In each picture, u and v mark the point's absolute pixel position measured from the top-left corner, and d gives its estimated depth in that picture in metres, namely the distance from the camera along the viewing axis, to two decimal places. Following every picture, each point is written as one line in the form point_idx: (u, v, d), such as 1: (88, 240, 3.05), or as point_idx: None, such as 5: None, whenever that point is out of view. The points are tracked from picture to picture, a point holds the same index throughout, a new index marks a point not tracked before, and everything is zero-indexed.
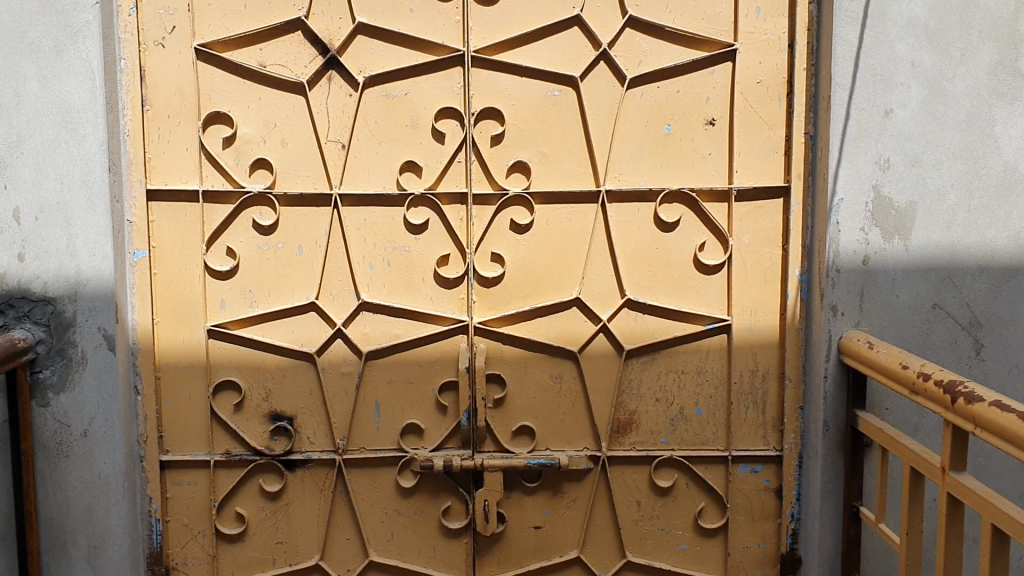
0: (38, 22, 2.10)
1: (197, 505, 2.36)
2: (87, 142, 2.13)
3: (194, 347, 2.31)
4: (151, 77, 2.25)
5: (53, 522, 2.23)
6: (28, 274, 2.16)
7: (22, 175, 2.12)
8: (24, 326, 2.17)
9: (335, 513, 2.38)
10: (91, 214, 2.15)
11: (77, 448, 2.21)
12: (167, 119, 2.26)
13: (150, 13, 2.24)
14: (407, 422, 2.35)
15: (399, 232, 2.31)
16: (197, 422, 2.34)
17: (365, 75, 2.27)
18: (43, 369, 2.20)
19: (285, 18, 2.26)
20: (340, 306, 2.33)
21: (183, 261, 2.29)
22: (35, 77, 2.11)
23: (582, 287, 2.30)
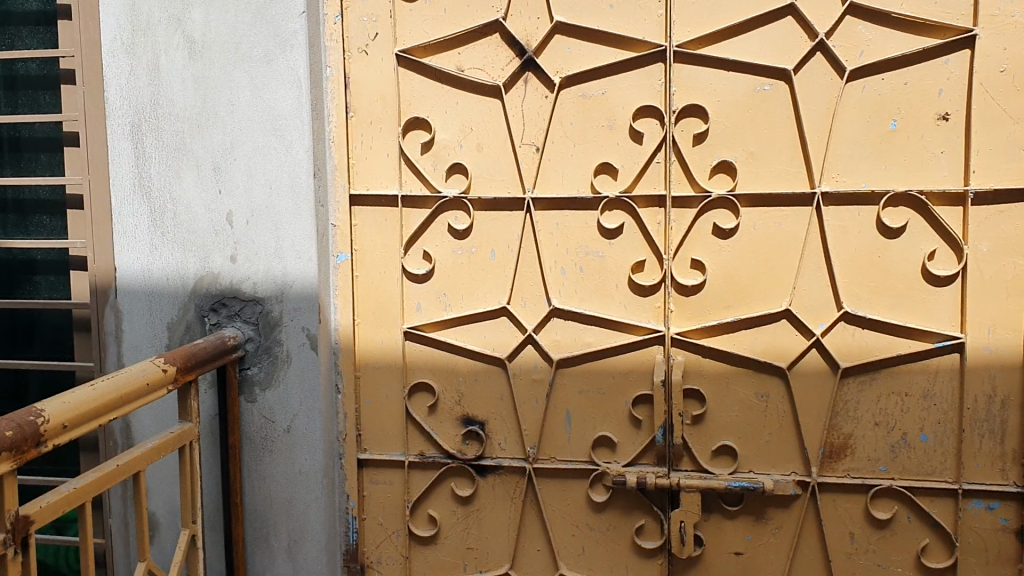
0: (251, 33, 2.20)
1: (392, 505, 2.39)
2: (294, 148, 2.21)
3: (392, 348, 2.33)
4: (355, 84, 2.29)
5: (258, 513, 2.33)
6: (240, 275, 2.27)
7: (236, 180, 2.24)
8: (235, 324, 2.28)
9: (526, 522, 2.34)
10: (297, 217, 2.22)
11: (280, 442, 2.30)
12: (370, 125, 2.30)
13: (355, 20, 2.28)
14: (600, 434, 2.27)
15: (595, 236, 2.24)
16: (392, 422, 2.36)
17: (562, 75, 2.21)
18: (251, 366, 2.29)
19: (483, 20, 2.24)
20: (533, 311, 2.28)
21: (382, 264, 2.32)
22: (248, 86, 2.21)
23: (792, 298, 2.14)
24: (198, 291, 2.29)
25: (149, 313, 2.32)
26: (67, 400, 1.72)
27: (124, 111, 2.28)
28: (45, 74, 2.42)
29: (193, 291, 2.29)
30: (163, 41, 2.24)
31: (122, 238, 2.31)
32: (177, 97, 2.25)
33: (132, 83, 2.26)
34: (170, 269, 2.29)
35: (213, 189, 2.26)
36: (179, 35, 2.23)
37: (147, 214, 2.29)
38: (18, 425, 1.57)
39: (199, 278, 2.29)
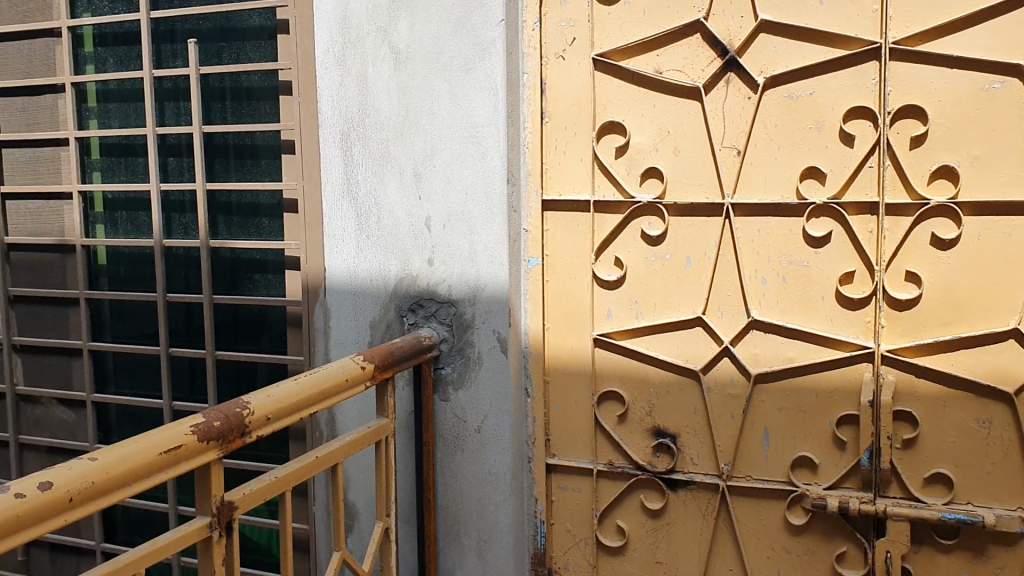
0: (451, 43, 2.29)
1: (580, 512, 2.37)
2: (489, 154, 2.27)
3: (582, 355, 2.32)
4: (552, 89, 2.30)
5: (450, 511, 2.39)
6: (436, 277, 2.36)
7: (434, 186, 2.34)
8: (431, 324, 2.37)
9: (717, 540, 2.26)
10: (491, 221, 2.28)
11: (471, 442, 2.35)
12: (565, 130, 2.29)
13: (553, 25, 2.28)
14: (800, 455, 2.15)
15: (798, 245, 2.12)
16: (582, 429, 2.34)
17: (766, 75, 2.12)
18: (445, 366, 2.36)
19: (683, 21, 2.18)
20: (729, 322, 2.20)
21: (574, 269, 2.31)
22: (448, 95, 2.31)
23: (1022, 316, 1.94)
24: (397, 291, 2.42)
25: (353, 312, 2.49)
26: (272, 392, 1.85)
27: (334, 121, 2.45)
28: (265, 85, 2.58)
29: (393, 292, 2.42)
30: (372, 53, 2.39)
31: (331, 240, 2.48)
32: (383, 106, 2.39)
33: (343, 94, 2.43)
34: (373, 271, 2.44)
35: (413, 195, 2.37)
36: (386, 46, 2.37)
37: (353, 217, 2.45)
38: (225, 416, 1.72)
39: (399, 278, 2.42)
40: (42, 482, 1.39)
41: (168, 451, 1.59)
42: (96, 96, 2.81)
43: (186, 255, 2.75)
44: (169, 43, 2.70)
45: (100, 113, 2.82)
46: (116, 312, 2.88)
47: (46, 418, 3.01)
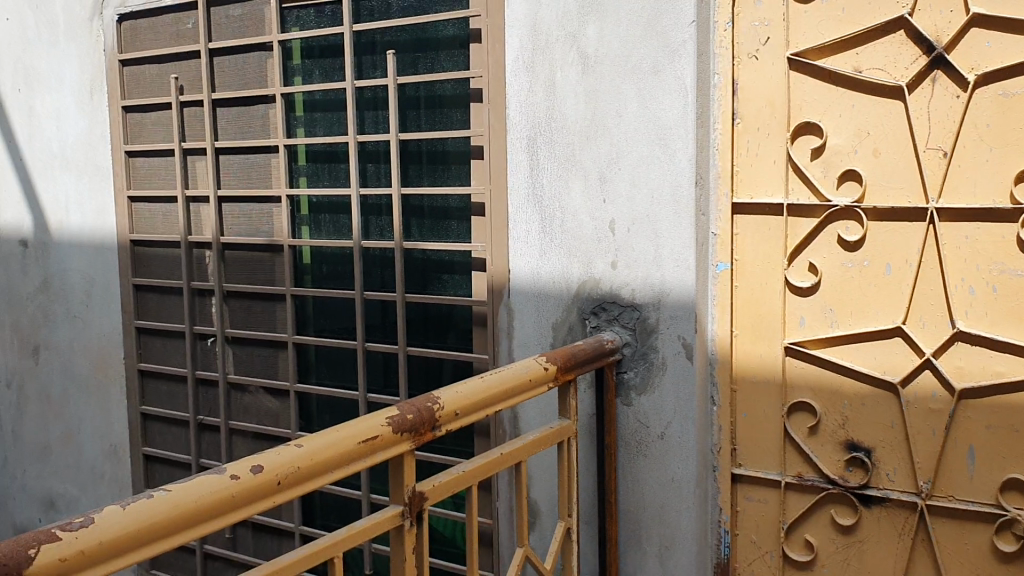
0: (640, 46, 2.29)
1: (766, 524, 2.31)
2: (677, 157, 2.25)
3: (771, 363, 2.26)
4: (744, 90, 2.25)
5: (632, 515, 2.40)
6: (620, 281, 2.37)
7: (619, 189, 2.35)
8: (614, 328, 2.38)
9: (914, 562, 2.15)
10: (678, 226, 2.26)
11: (654, 448, 2.35)
12: (757, 131, 2.24)
13: (746, 25, 2.24)
14: (1010, 477, 2.01)
15: (1011, 253, 1.98)
16: (770, 439, 2.28)
17: (978, 72, 1.99)
18: (628, 370, 2.37)
19: (887, 17, 2.07)
20: (931, 333, 2.08)
21: (764, 274, 2.25)
22: (636, 98, 2.31)
23: None
24: (580, 294, 2.45)
25: (536, 313, 2.54)
26: (461, 389, 1.91)
27: (522, 125, 2.51)
28: (458, 92, 2.66)
29: (576, 294, 2.46)
30: (560, 57, 2.43)
31: (516, 243, 2.55)
32: (570, 111, 2.42)
33: (531, 99, 2.49)
34: (557, 273, 2.48)
35: (598, 198, 2.40)
36: (575, 50, 2.40)
37: (538, 221, 2.50)
38: (417, 410, 1.79)
39: (582, 281, 2.44)
40: (254, 465, 1.50)
41: (366, 441, 1.68)
42: (303, 106, 3.00)
43: (382, 256, 2.88)
44: (369, 54, 2.83)
45: (306, 121, 3.00)
46: (317, 308, 3.05)
47: (254, 405, 3.25)
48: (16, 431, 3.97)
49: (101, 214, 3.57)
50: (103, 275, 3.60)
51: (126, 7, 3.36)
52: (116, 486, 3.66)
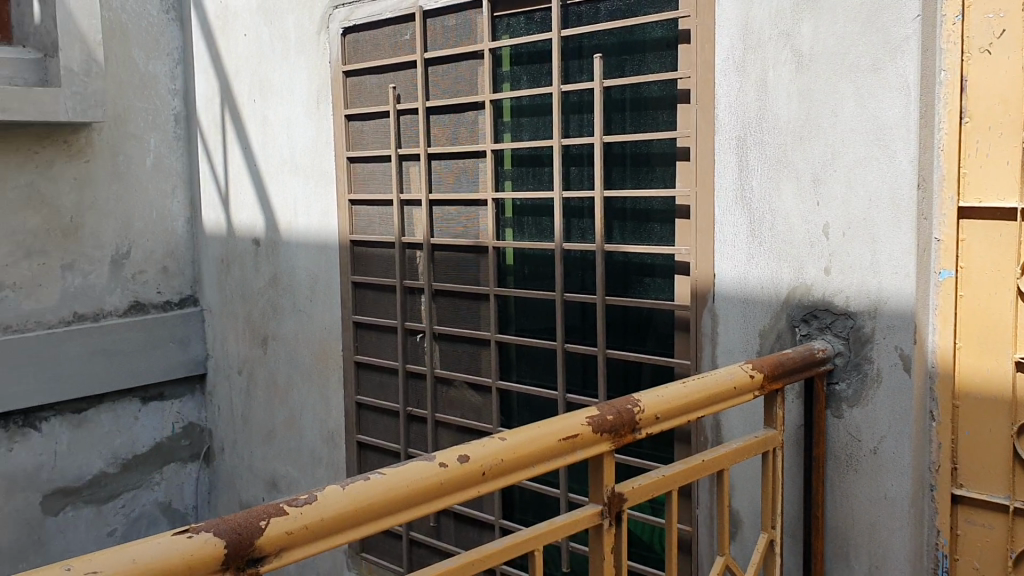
0: (859, 43, 2.20)
1: (991, 551, 2.16)
2: (898, 158, 2.14)
3: (1000, 379, 2.10)
4: (973, 87, 2.11)
5: (840, 530, 2.32)
6: (833, 288, 2.29)
7: (834, 192, 2.28)
8: (826, 336, 2.32)
9: None
10: (897, 231, 2.16)
11: (866, 463, 2.26)
12: (988, 130, 2.09)
13: (978, 18, 2.09)
14: None
15: None
16: (997, 461, 2.12)
17: None
18: (839, 381, 2.30)
19: None
20: None
21: (993, 284, 2.10)
22: (853, 97, 2.21)
23: None
24: (790, 300, 2.39)
25: (742, 319, 2.50)
26: (662, 392, 1.90)
27: (732, 126, 2.49)
28: (665, 95, 2.65)
29: (786, 300, 2.40)
30: (773, 57, 2.38)
31: (723, 246, 2.53)
32: (783, 110, 2.37)
33: (741, 100, 2.46)
34: (766, 278, 2.44)
35: (811, 201, 2.33)
36: (789, 49, 2.35)
37: (746, 223, 2.48)
38: (617, 411, 1.80)
39: (793, 287, 2.39)
40: (461, 454, 1.56)
41: (567, 438, 1.70)
42: (511, 111, 3.07)
43: (583, 258, 2.90)
44: (576, 59, 2.87)
45: (513, 126, 3.07)
46: (520, 308, 3.12)
47: (458, 399, 3.36)
48: (245, 415, 4.32)
49: (325, 216, 3.82)
50: (325, 273, 3.86)
51: (350, 21, 3.57)
52: (332, 470, 3.90)
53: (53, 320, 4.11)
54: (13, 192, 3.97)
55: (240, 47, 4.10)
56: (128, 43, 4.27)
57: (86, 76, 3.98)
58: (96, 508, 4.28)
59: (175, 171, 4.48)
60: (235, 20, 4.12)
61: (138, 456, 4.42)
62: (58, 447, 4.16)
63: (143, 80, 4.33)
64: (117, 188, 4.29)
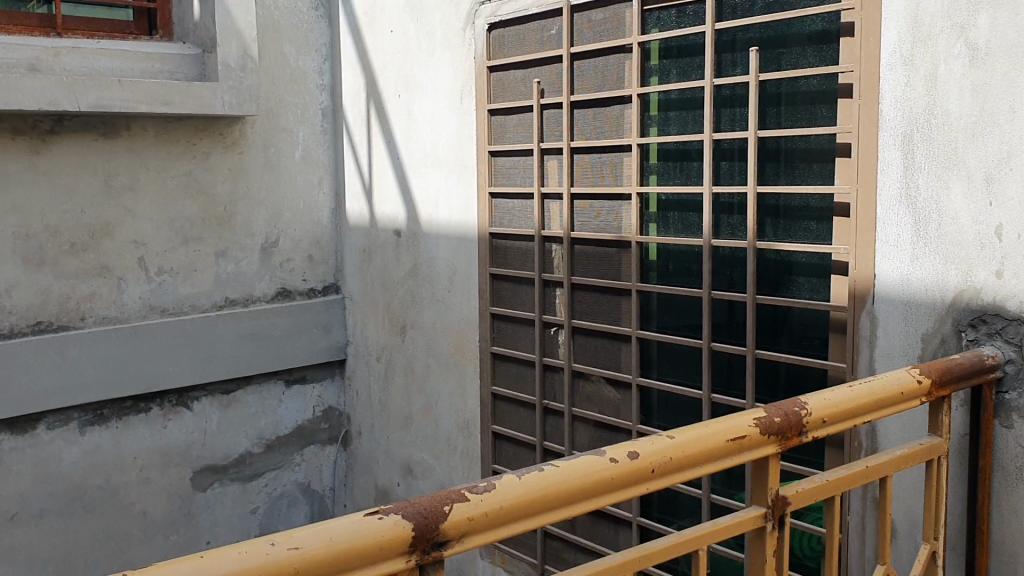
0: None
1: None
2: None
3: None
4: None
5: (1007, 545, 2.22)
6: (1005, 292, 2.20)
7: (1009, 192, 2.18)
8: (995, 342, 2.22)
9: None
10: None
11: None
12: None
13: None
14: None
15: None
16: None
17: None
18: (1010, 390, 2.20)
19: None
20: None
21: None
22: None
23: None
24: (957, 303, 2.31)
25: (904, 322, 2.44)
26: (829, 395, 1.87)
27: (897, 122, 2.41)
28: (825, 89, 2.58)
29: (953, 303, 2.32)
30: (944, 49, 2.30)
31: (885, 246, 2.46)
32: (955, 106, 2.28)
33: (908, 94, 2.38)
34: (931, 280, 2.36)
35: (983, 200, 2.23)
36: (962, 42, 2.26)
37: (910, 222, 2.40)
38: (785, 413, 1.77)
39: (961, 290, 2.30)
40: (631, 451, 1.55)
41: (734, 439, 1.68)
42: (659, 105, 3.03)
43: (731, 255, 2.86)
44: (729, 52, 2.82)
45: (661, 121, 3.03)
46: (663, 304, 3.09)
47: (596, 394, 3.36)
48: (384, 402, 4.45)
49: (466, 209, 3.88)
50: (465, 265, 3.92)
51: (496, 17, 3.59)
52: (467, 459, 3.97)
53: (207, 305, 4.32)
54: (174, 181, 4.18)
55: (387, 44, 4.21)
56: (281, 40, 4.43)
57: (242, 71, 4.15)
58: (241, 485, 4.48)
59: (321, 164, 4.64)
60: (382, 17, 4.23)
61: (281, 437, 4.60)
62: (208, 425, 4.37)
63: (293, 75, 4.49)
64: (268, 179, 4.47)
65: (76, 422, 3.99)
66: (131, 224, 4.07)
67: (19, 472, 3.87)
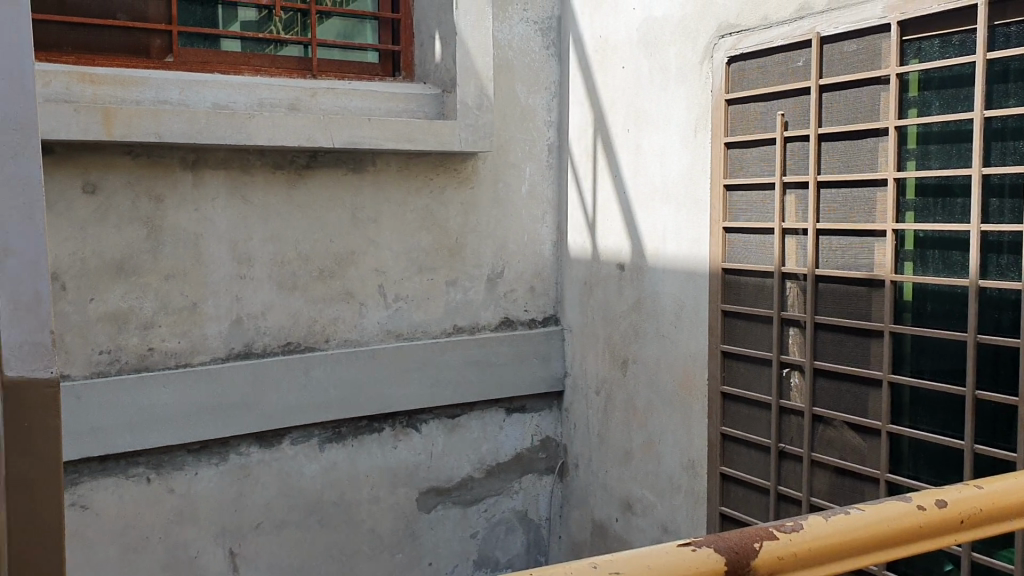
0: None
1: None
2: None
3: None
4: None
5: None
6: None
7: None
8: None
9: None
10: None
11: None
12: None
13: None
14: None
15: None
16: None
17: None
18: None
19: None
20: None
21: None
22: None
23: None
24: None
25: None
26: None
27: None
28: None
29: None
30: None
31: None
32: None
33: None
34: None
35: None
36: None
37: None
38: None
39: None
40: (939, 498, 1.31)
41: None
42: (918, 138, 2.90)
43: (1000, 297, 2.69)
44: (1001, 82, 2.66)
45: (921, 154, 2.90)
46: (918, 346, 2.95)
47: (838, 439, 3.23)
48: (604, 435, 4.50)
49: (696, 243, 3.84)
50: (693, 300, 3.87)
51: (736, 50, 3.56)
52: (691, 498, 3.92)
53: (436, 331, 4.50)
54: (412, 214, 4.39)
55: (618, 79, 4.27)
56: (514, 78, 4.59)
57: (478, 109, 4.33)
58: (463, 509, 4.63)
59: (546, 199, 4.77)
60: (614, 54, 4.29)
61: (501, 464, 4.74)
62: (435, 447, 4.54)
63: (524, 112, 4.65)
64: (497, 212, 4.62)
65: (317, 438, 4.24)
66: (372, 254, 4.31)
67: (266, 483, 4.13)
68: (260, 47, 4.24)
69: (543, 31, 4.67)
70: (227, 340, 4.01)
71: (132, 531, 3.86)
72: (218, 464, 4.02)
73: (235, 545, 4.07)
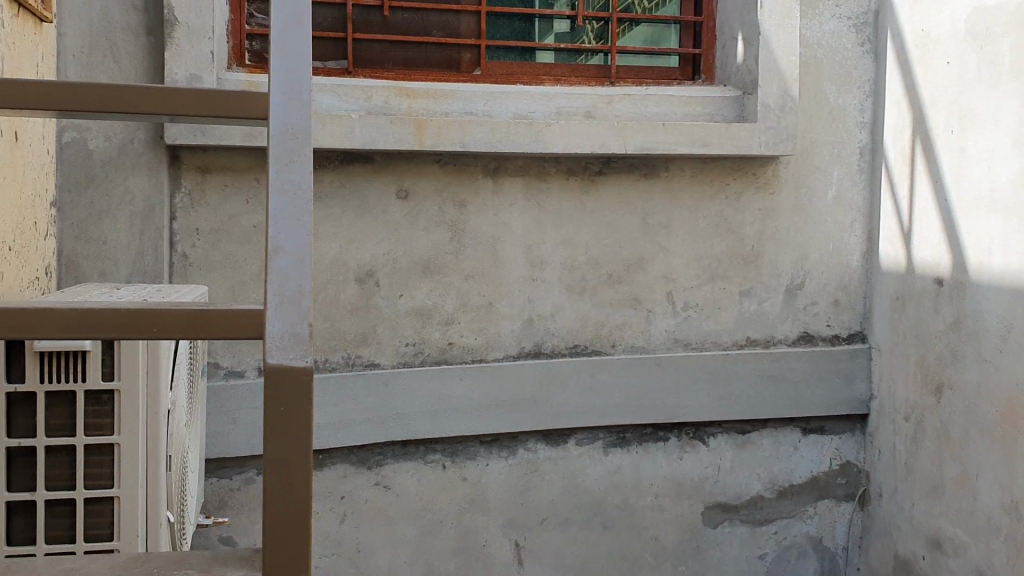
0: None
1: None
2: None
3: None
4: None
5: None
6: None
7: None
8: None
9: None
10: None
11: None
12: None
13: None
14: None
15: None
16: None
17: None
18: None
19: None
20: None
21: None
22: None
23: None
24: None
25: None
26: None
27: None
28: None
29: None
30: None
31: None
32: None
33: None
34: None
35: None
36: None
37: None
38: None
39: None
40: None
41: None
42: None
43: None
44: None
45: None
46: None
47: None
48: (912, 464, 4.13)
49: None
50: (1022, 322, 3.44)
51: None
52: (1013, 544, 3.48)
53: (729, 342, 4.36)
54: (705, 220, 4.29)
55: (941, 76, 3.91)
56: (822, 78, 4.34)
57: (781, 111, 4.13)
58: (751, 527, 4.45)
59: (855, 206, 4.44)
60: (938, 48, 3.92)
61: (795, 486, 4.49)
62: (724, 462, 4.40)
63: (833, 113, 4.37)
64: (799, 220, 4.38)
65: (603, 441, 4.27)
66: (663, 259, 4.27)
67: (552, 481, 4.23)
68: (565, 57, 4.35)
69: (858, 27, 4.36)
70: (520, 339, 4.15)
71: (428, 514, 4.10)
72: (508, 457, 4.18)
73: (521, 538, 4.21)
